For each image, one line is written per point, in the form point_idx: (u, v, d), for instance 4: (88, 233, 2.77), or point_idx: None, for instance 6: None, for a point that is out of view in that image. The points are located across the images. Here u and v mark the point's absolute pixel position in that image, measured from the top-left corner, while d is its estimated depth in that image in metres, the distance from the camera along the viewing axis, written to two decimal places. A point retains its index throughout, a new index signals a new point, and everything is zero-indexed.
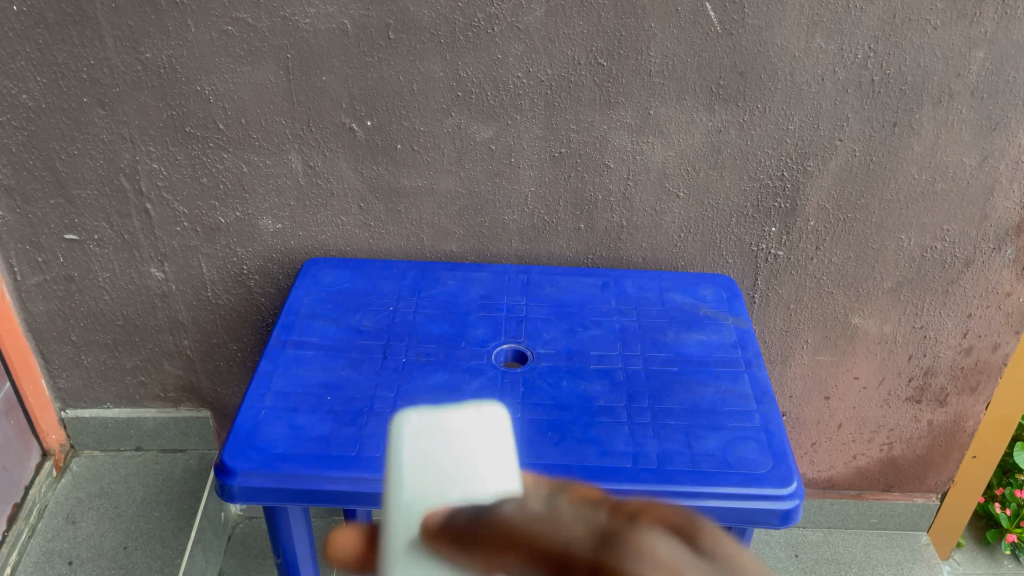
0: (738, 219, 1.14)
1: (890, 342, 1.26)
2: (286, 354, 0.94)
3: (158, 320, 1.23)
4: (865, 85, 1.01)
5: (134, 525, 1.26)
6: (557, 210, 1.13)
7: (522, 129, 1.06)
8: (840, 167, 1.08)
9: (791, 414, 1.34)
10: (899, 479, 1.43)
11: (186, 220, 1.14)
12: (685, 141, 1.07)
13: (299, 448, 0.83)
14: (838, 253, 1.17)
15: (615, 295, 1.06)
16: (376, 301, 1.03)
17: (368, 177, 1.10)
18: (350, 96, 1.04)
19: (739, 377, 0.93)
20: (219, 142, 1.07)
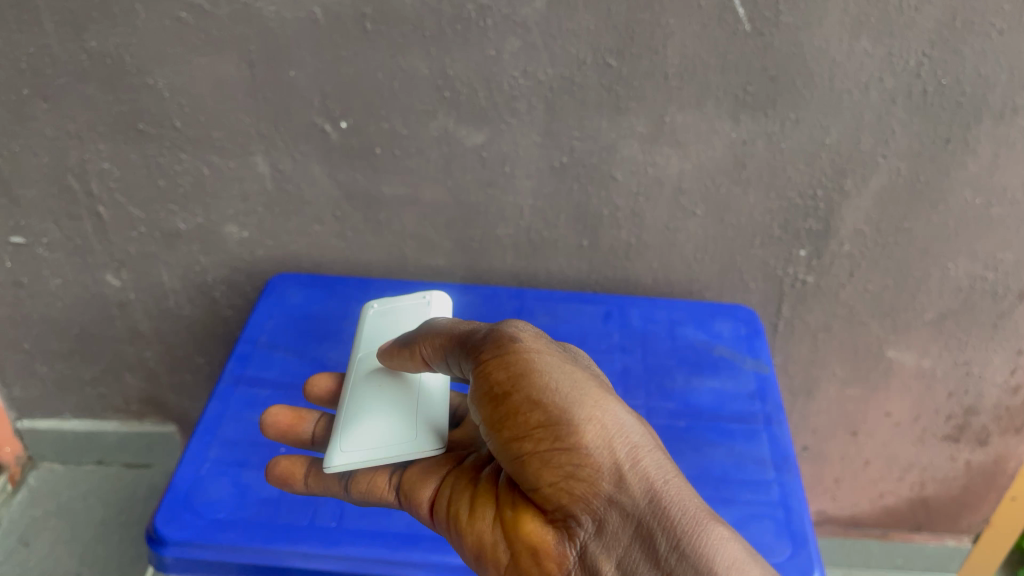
0: (763, 240, 1.00)
1: (929, 378, 1.12)
2: (239, 393, 0.83)
3: (118, 329, 1.13)
4: (916, 95, 0.87)
5: (90, 549, 1.16)
6: (557, 226, 1.00)
7: (518, 135, 0.93)
8: (882, 186, 0.94)
9: (812, 448, 1.23)
10: (930, 519, 1.31)
11: (143, 225, 1.02)
12: (704, 153, 0.93)
13: (243, 513, 0.72)
14: (875, 280, 1.03)
15: (619, 327, 0.93)
16: (346, 329, 0.92)
17: (344, 183, 0.98)
18: (323, 94, 0.91)
19: (756, 437, 0.81)
20: (176, 141, 0.95)
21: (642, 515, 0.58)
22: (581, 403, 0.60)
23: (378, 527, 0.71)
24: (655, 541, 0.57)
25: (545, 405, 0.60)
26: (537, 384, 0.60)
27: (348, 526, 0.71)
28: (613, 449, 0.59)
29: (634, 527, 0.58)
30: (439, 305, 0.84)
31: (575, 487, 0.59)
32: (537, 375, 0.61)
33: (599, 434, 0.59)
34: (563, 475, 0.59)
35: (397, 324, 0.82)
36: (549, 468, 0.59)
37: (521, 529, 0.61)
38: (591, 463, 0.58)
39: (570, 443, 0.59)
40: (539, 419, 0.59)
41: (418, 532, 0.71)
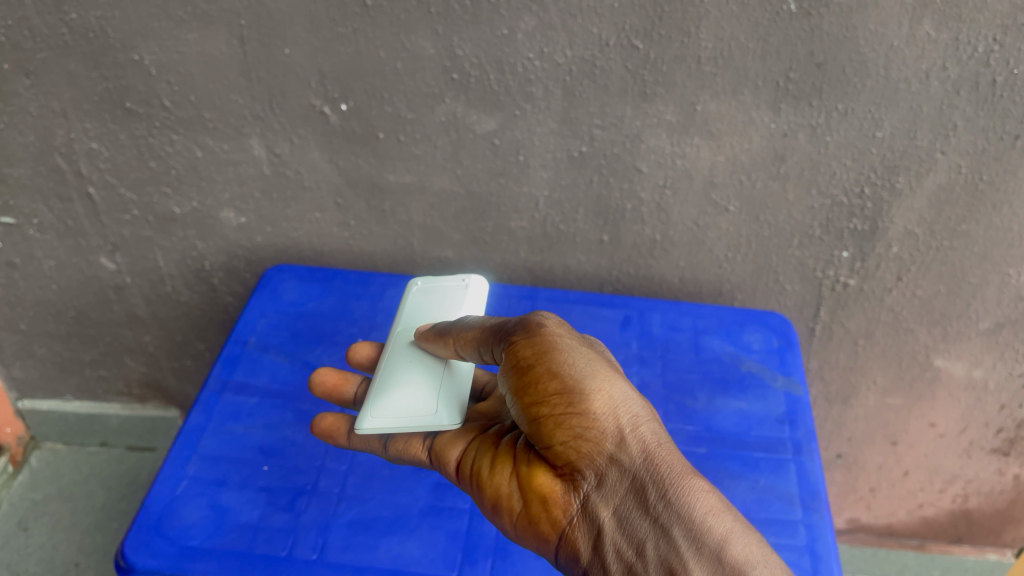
0: (802, 240, 0.91)
1: (979, 389, 1.03)
2: (224, 402, 0.77)
3: (115, 314, 1.08)
4: (983, 86, 0.77)
5: (90, 537, 1.14)
6: (575, 219, 0.92)
7: (533, 122, 0.85)
8: (938, 186, 0.85)
9: (847, 456, 1.15)
10: (971, 532, 1.22)
11: (136, 208, 0.96)
12: (740, 146, 0.84)
13: (218, 540, 0.66)
14: (925, 285, 0.93)
15: (637, 335, 0.86)
16: (342, 330, 0.85)
17: (346, 170, 0.91)
18: (321, 74, 0.83)
19: (783, 470, 0.73)
20: (167, 121, 0.88)
21: (642, 474, 0.56)
22: (591, 370, 0.58)
23: (361, 563, 0.65)
24: (651, 498, 0.56)
25: (558, 368, 0.58)
26: (549, 354, 0.59)
27: (329, 560, 0.65)
28: (618, 413, 0.58)
29: (633, 485, 0.56)
30: (476, 293, 0.76)
31: (580, 446, 0.57)
32: (551, 346, 0.59)
33: (608, 399, 0.57)
34: (570, 435, 0.57)
35: (433, 305, 0.76)
36: (557, 426, 0.57)
37: (530, 481, 0.59)
38: (599, 423, 0.57)
39: (579, 404, 0.57)
40: (550, 382, 0.58)
41: (404, 568, 0.65)
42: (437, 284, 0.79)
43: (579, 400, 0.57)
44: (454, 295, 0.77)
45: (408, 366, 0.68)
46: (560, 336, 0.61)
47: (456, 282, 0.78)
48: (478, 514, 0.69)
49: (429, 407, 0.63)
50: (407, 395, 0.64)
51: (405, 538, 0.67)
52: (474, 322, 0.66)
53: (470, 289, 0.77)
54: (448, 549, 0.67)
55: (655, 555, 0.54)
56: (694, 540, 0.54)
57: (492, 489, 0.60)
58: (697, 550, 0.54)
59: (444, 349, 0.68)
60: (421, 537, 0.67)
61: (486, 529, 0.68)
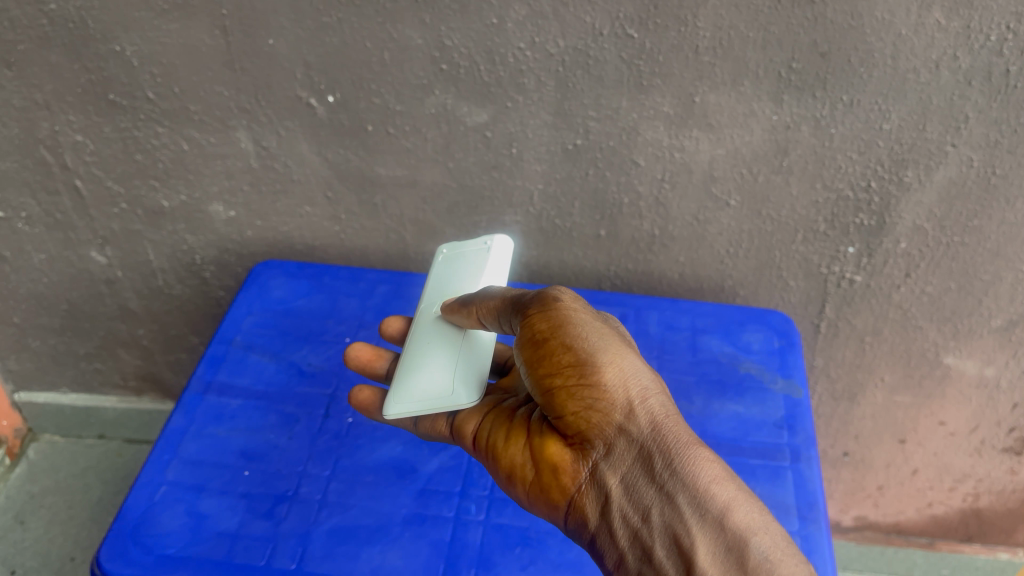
0: (806, 236, 0.88)
1: (991, 388, 1.00)
2: (207, 403, 0.76)
3: (108, 307, 1.06)
4: (995, 77, 0.73)
5: (86, 531, 1.13)
6: (571, 214, 0.90)
7: (526, 114, 0.82)
8: (948, 180, 0.81)
9: (854, 454, 1.12)
10: (982, 530, 1.19)
11: (125, 201, 0.94)
12: (740, 139, 0.81)
13: (195, 548, 0.65)
14: (934, 282, 0.90)
15: (634, 334, 0.83)
16: (330, 329, 0.83)
17: (336, 163, 0.88)
18: (306, 65, 0.81)
19: (780, 478, 0.70)
20: (152, 114, 0.86)
21: (650, 443, 0.53)
22: (602, 341, 0.56)
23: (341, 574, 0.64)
24: (657, 466, 0.52)
25: (569, 339, 0.55)
26: (561, 325, 0.56)
27: (308, 570, 0.64)
28: (629, 383, 0.55)
29: (639, 454, 0.53)
30: (498, 254, 0.73)
31: (590, 416, 0.54)
32: (563, 317, 0.57)
33: (618, 369, 0.55)
34: (580, 404, 0.54)
35: (457, 273, 0.74)
36: (568, 395, 0.54)
37: (542, 450, 0.56)
38: (609, 392, 0.54)
39: (589, 373, 0.54)
40: (561, 352, 0.55)
41: None
42: (463, 251, 0.77)
43: (589, 369, 0.54)
44: (478, 260, 0.74)
45: (434, 340, 0.66)
46: (575, 308, 0.59)
47: (478, 246, 0.75)
48: (462, 522, 0.67)
49: (444, 388, 0.61)
50: (426, 376, 0.63)
51: (387, 548, 0.65)
52: (497, 292, 0.63)
53: (494, 250, 0.74)
54: (429, 559, 0.65)
55: (659, 522, 0.51)
56: (700, 509, 0.51)
57: (507, 459, 0.58)
58: (702, 519, 0.50)
59: (466, 321, 0.65)
60: (403, 547, 0.66)
61: (470, 538, 0.66)
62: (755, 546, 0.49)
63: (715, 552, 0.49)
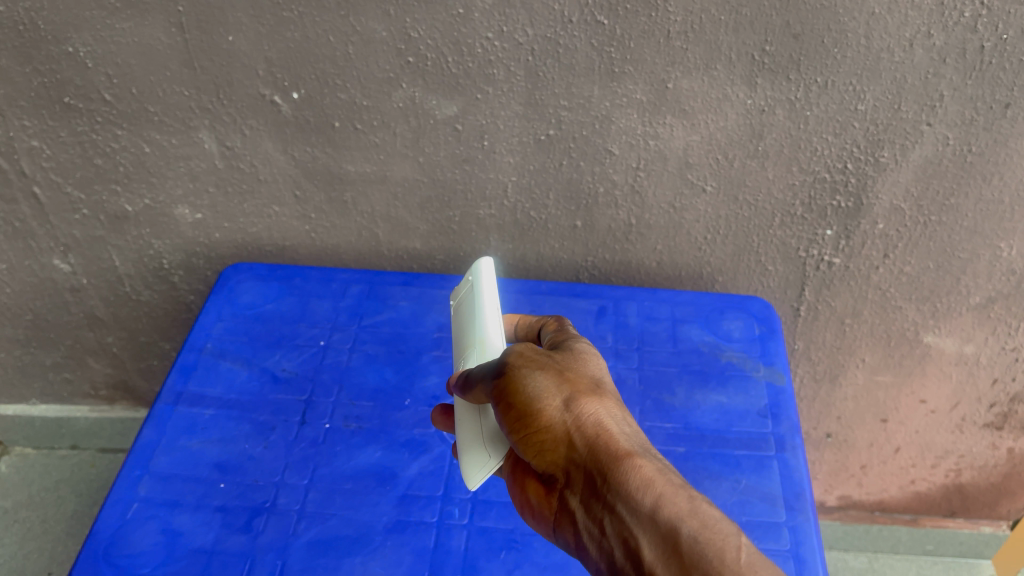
0: (783, 220, 0.87)
1: (971, 364, 0.99)
2: (178, 415, 0.74)
3: (73, 316, 1.03)
4: (970, 54, 0.72)
5: (61, 545, 1.11)
6: (546, 205, 0.88)
7: (496, 106, 0.80)
8: (924, 159, 0.80)
9: (837, 435, 1.12)
10: (965, 505, 1.20)
11: (86, 207, 0.91)
12: (715, 124, 0.80)
13: (170, 567, 0.63)
14: (913, 261, 0.89)
15: (613, 327, 0.81)
16: (302, 333, 0.81)
17: (303, 161, 0.86)
18: (267, 62, 0.78)
19: (765, 469, 0.70)
20: (109, 116, 0.83)
21: (593, 463, 0.52)
22: (535, 376, 0.54)
23: None
24: (600, 483, 0.51)
25: (505, 385, 0.54)
26: (497, 370, 0.54)
27: None
28: (566, 409, 0.53)
29: (588, 476, 0.52)
30: (486, 289, 0.61)
31: (541, 454, 0.53)
32: (500, 361, 0.55)
33: (552, 401, 0.53)
34: (531, 447, 0.53)
35: (461, 323, 0.63)
36: (517, 441, 0.54)
37: (525, 489, 0.57)
38: (548, 427, 0.53)
39: (527, 415, 0.53)
40: (500, 401, 0.54)
41: None
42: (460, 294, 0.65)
43: (525, 410, 0.53)
44: (472, 300, 0.63)
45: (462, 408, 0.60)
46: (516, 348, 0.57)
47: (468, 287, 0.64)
48: (446, 528, 0.66)
49: (478, 455, 0.55)
50: (470, 433, 0.57)
51: (369, 558, 0.64)
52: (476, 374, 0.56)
53: (484, 285, 0.62)
54: (413, 568, 0.64)
55: (613, 535, 0.50)
56: (637, 512, 0.49)
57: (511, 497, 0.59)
58: (642, 520, 0.49)
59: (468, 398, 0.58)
60: (385, 556, 0.64)
61: (454, 544, 0.65)
62: (688, 534, 0.47)
63: (658, 550, 0.47)
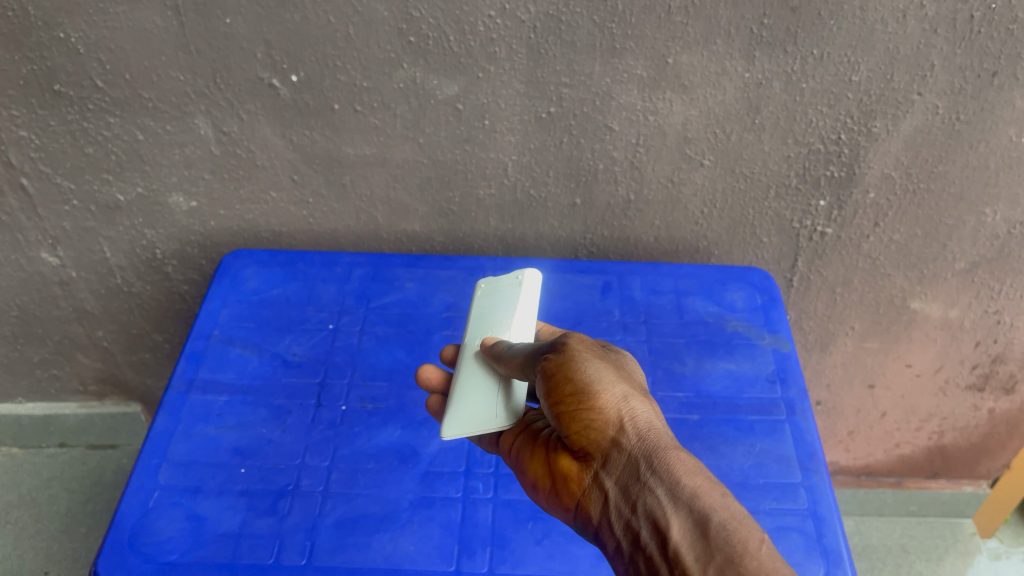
0: (778, 191, 0.89)
1: (955, 329, 1.03)
2: (192, 402, 0.73)
3: (63, 310, 1.01)
4: (961, 23, 0.74)
5: (56, 544, 1.09)
6: (546, 183, 0.89)
7: (497, 84, 0.80)
8: (915, 128, 0.82)
9: (826, 403, 1.15)
10: (946, 466, 1.24)
11: (76, 197, 0.90)
12: (713, 98, 0.81)
13: (197, 553, 0.63)
14: (902, 229, 0.92)
15: (619, 301, 0.83)
16: (310, 317, 0.81)
17: (301, 145, 0.85)
18: (266, 44, 0.77)
19: (778, 432, 0.71)
20: (102, 103, 0.82)
21: (636, 448, 0.54)
22: (596, 363, 0.57)
23: (353, 567, 0.63)
24: (642, 467, 0.53)
25: (567, 367, 0.57)
26: (562, 355, 0.57)
27: (318, 564, 0.63)
28: (620, 399, 0.56)
29: (629, 460, 0.54)
30: (531, 289, 0.69)
31: (587, 433, 0.56)
32: (566, 348, 0.58)
33: (610, 388, 0.56)
34: (579, 423, 0.56)
35: (496, 312, 0.69)
36: (568, 418, 0.56)
37: (554, 463, 0.58)
38: (602, 410, 0.55)
39: (586, 397, 0.55)
40: (560, 382, 0.56)
41: (399, 565, 0.63)
42: (495, 286, 0.72)
43: (583, 389, 0.55)
44: (515, 295, 0.69)
45: (480, 380, 0.64)
46: (578, 338, 0.60)
47: (510, 282, 0.71)
48: (471, 502, 0.67)
49: (485, 415, 0.60)
50: (473, 398, 0.62)
51: (398, 534, 0.64)
52: (521, 348, 0.61)
53: (529, 286, 0.69)
54: (443, 543, 0.64)
55: (642, 515, 0.53)
56: (673, 496, 0.52)
57: (530, 472, 0.61)
58: (676, 503, 0.51)
59: (500, 368, 0.62)
60: (415, 532, 0.65)
61: (481, 518, 0.66)
62: (718, 521, 0.50)
63: (686, 532, 0.50)
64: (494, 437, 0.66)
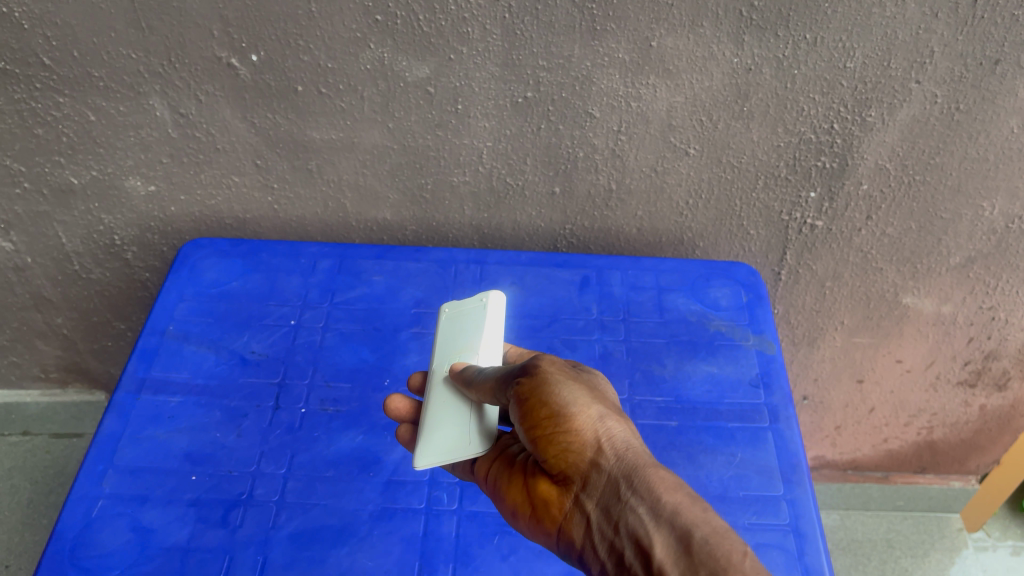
0: (767, 182, 0.85)
1: (948, 324, 0.99)
2: (142, 404, 0.69)
3: (19, 297, 0.97)
4: (963, 8, 0.69)
5: (17, 536, 1.05)
6: (523, 171, 0.84)
7: (470, 66, 0.75)
8: (912, 117, 0.78)
9: (813, 397, 1.12)
10: (935, 461, 1.22)
11: (27, 180, 0.85)
12: (699, 84, 0.76)
13: (141, 567, 0.59)
14: (895, 223, 0.88)
15: (598, 298, 0.79)
16: (272, 312, 0.77)
17: (264, 128, 0.81)
18: (222, 21, 0.72)
19: (760, 441, 0.68)
20: (50, 82, 0.76)
21: (616, 468, 0.51)
22: (569, 384, 0.54)
23: None
24: (623, 487, 0.51)
25: (539, 389, 0.54)
26: (532, 377, 0.54)
27: None
28: (596, 419, 0.53)
29: (610, 482, 0.51)
30: (496, 315, 0.65)
31: (564, 456, 0.53)
32: (536, 369, 0.55)
33: (585, 409, 0.53)
34: (555, 447, 0.53)
35: (460, 338, 0.66)
36: (543, 442, 0.53)
37: (533, 488, 0.55)
38: (578, 432, 0.52)
39: (560, 419, 0.53)
40: (533, 405, 0.53)
41: None
42: (457, 308, 0.69)
43: (559, 411, 0.53)
44: (479, 320, 0.66)
45: (449, 405, 0.61)
46: (549, 359, 0.57)
47: (474, 302, 0.68)
48: (435, 514, 0.63)
49: (459, 441, 0.57)
50: (443, 425, 0.59)
51: (356, 549, 0.61)
52: (492, 372, 0.58)
53: (492, 312, 0.66)
54: (403, 558, 0.61)
55: (625, 536, 0.50)
56: (655, 514, 0.49)
57: (507, 500, 0.57)
58: (658, 521, 0.49)
59: (470, 393, 0.59)
60: (373, 547, 0.61)
61: (445, 531, 0.62)
62: (702, 536, 0.47)
63: (670, 549, 0.47)
64: (468, 464, 0.62)
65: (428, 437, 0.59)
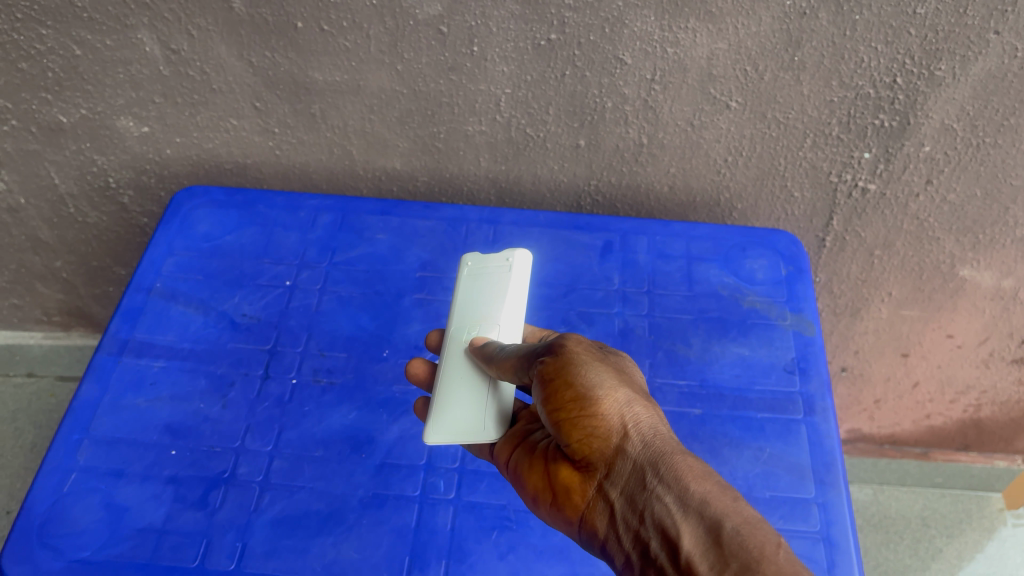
0: (815, 140, 0.76)
1: (1007, 299, 0.90)
2: (124, 368, 0.64)
3: (15, 239, 0.93)
4: None
5: (19, 481, 1.03)
6: (545, 121, 0.77)
7: (486, 4, 0.67)
8: (988, 73, 0.68)
9: (852, 369, 1.04)
10: (980, 439, 1.14)
11: (14, 117, 0.79)
12: (745, 29, 0.67)
13: (112, 549, 0.55)
14: (959, 189, 0.78)
15: (620, 266, 0.72)
16: (267, 270, 0.71)
17: (262, 67, 0.74)
18: None
19: (792, 435, 0.62)
20: (29, 12, 0.69)
21: (644, 455, 0.46)
22: (596, 365, 0.49)
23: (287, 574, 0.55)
24: (649, 476, 0.45)
25: (563, 368, 0.48)
26: (557, 355, 0.49)
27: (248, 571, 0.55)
28: (624, 402, 0.47)
29: (635, 471, 0.46)
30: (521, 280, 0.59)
31: (587, 442, 0.47)
32: (561, 346, 0.49)
33: (613, 392, 0.47)
34: (577, 432, 0.47)
35: (482, 298, 0.60)
36: (565, 426, 0.47)
37: (551, 474, 0.49)
38: (603, 416, 0.47)
39: (584, 402, 0.47)
40: (556, 386, 0.47)
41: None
42: (478, 263, 0.63)
43: (584, 393, 0.47)
44: (503, 282, 0.60)
45: (463, 373, 0.55)
46: (576, 339, 0.51)
47: (496, 259, 0.62)
48: (430, 502, 0.58)
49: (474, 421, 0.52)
50: (456, 398, 0.54)
51: (342, 539, 0.56)
52: (513, 348, 0.51)
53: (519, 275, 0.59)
54: (393, 551, 0.56)
55: (650, 528, 0.44)
56: (683, 504, 0.43)
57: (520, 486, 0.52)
58: (686, 511, 0.43)
59: (488, 368, 0.53)
60: (361, 537, 0.56)
61: (440, 522, 0.57)
62: (735, 530, 0.41)
63: (699, 541, 0.42)
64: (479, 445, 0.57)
65: (440, 409, 0.53)
